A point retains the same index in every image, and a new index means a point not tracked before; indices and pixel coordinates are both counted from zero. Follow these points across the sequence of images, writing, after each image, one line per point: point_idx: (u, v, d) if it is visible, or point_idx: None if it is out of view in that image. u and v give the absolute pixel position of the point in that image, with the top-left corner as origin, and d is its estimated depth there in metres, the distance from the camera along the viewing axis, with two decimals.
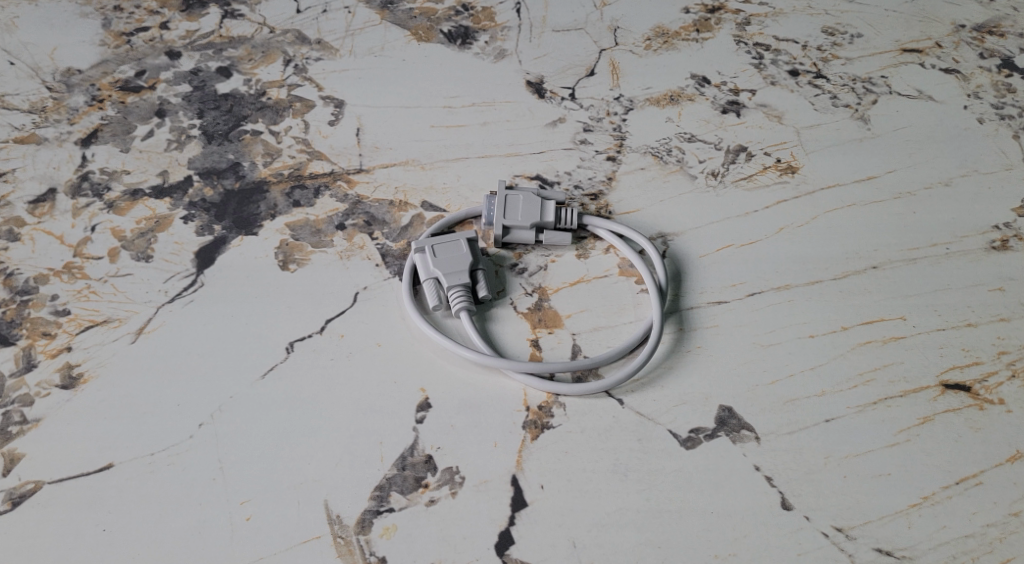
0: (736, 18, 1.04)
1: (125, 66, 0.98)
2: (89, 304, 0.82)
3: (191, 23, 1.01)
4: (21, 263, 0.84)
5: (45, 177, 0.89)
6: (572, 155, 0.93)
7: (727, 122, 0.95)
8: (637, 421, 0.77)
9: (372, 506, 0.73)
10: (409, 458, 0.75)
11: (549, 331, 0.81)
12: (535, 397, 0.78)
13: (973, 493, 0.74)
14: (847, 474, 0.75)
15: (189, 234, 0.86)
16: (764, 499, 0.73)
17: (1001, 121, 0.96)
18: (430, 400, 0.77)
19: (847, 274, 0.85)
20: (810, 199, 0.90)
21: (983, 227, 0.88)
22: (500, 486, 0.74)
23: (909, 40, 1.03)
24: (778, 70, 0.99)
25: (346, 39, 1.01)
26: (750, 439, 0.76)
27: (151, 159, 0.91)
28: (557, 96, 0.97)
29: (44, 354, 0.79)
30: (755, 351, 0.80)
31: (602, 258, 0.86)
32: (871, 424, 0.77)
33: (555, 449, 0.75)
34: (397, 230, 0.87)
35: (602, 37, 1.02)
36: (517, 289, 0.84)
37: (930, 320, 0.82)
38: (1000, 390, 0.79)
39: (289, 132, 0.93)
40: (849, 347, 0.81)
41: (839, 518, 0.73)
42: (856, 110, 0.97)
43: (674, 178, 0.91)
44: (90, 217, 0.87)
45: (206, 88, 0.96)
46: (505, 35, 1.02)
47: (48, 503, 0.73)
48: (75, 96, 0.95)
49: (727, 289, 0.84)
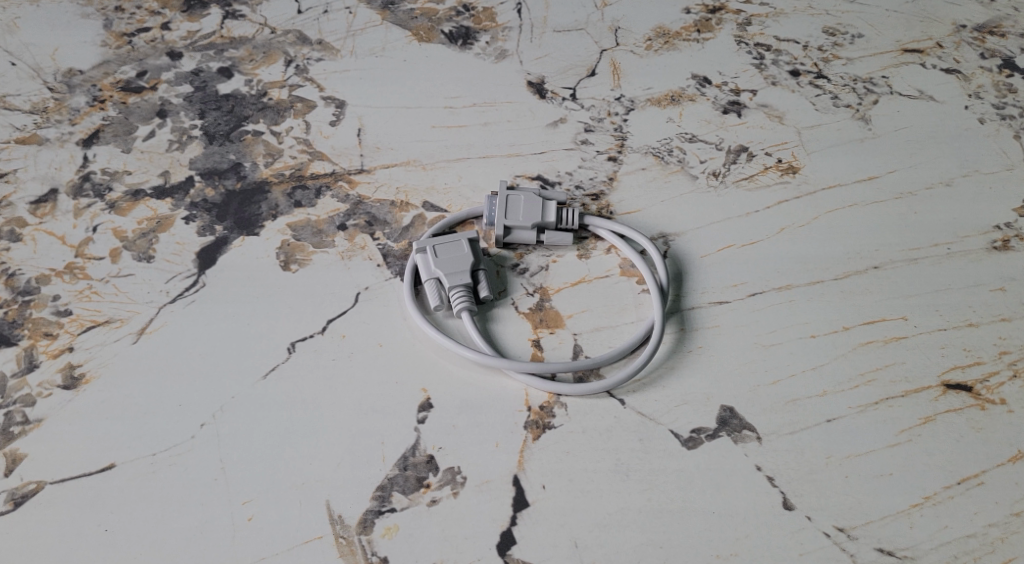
0: (737, 19, 1.04)
1: (127, 67, 0.98)
2: (90, 304, 0.82)
3: (192, 24, 1.02)
4: (23, 264, 0.84)
5: (46, 177, 0.89)
6: (573, 156, 0.93)
7: (728, 122, 0.95)
8: (638, 421, 0.77)
9: (374, 507, 0.73)
10: (411, 458, 0.75)
11: (551, 331, 0.81)
12: (537, 397, 0.78)
13: (975, 493, 0.74)
14: (849, 474, 0.75)
15: (191, 234, 0.86)
16: (766, 499, 0.73)
17: (1002, 121, 0.96)
18: (432, 400, 0.77)
19: (849, 275, 0.85)
20: (811, 199, 0.90)
21: (985, 227, 0.88)
22: (502, 486, 0.74)
23: (910, 40, 1.03)
24: (779, 70, 0.99)
25: (347, 40, 1.01)
26: (752, 439, 0.76)
27: (153, 159, 0.91)
28: (558, 96, 0.97)
29: (46, 355, 0.79)
30: (756, 352, 0.80)
31: (604, 259, 0.86)
32: (872, 424, 0.77)
33: (557, 449, 0.75)
34: (398, 230, 0.87)
35: (603, 37, 1.02)
36: (519, 289, 0.84)
37: (932, 321, 0.82)
38: (1002, 390, 0.79)
39: (290, 132, 0.93)
40: (850, 348, 0.81)
41: (841, 518, 0.73)
42: (857, 111, 0.97)
43: (676, 178, 0.91)
44: (91, 217, 0.87)
45: (208, 89, 0.96)
46: (506, 35, 1.02)
47: (50, 503, 0.73)
48: (77, 97, 0.95)
49: (728, 290, 0.84)
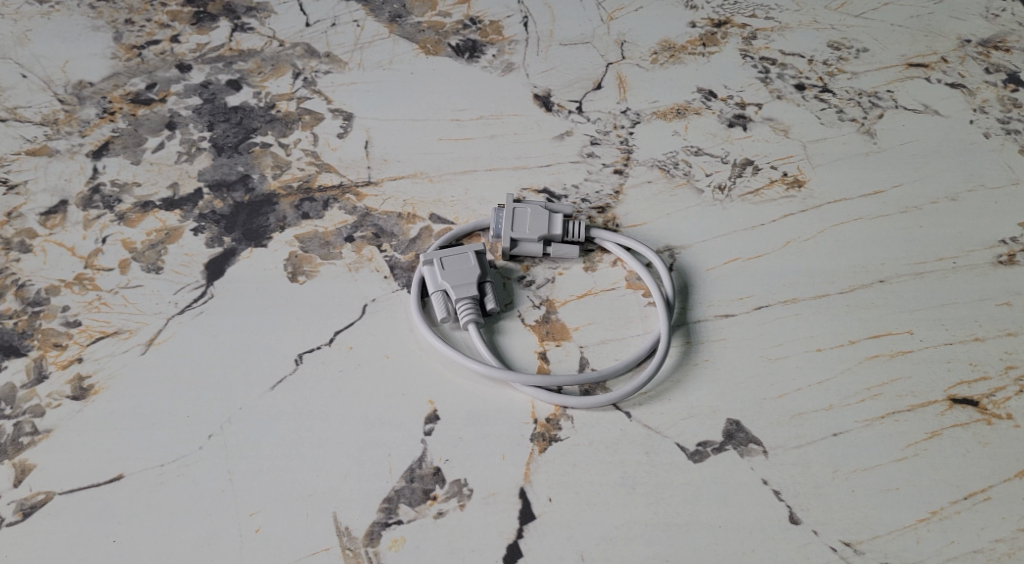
0: (742, 33, 1.04)
1: (136, 79, 0.99)
2: (99, 315, 0.82)
3: (202, 36, 1.02)
4: (32, 275, 0.85)
5: (56, 189, 0.90)
6: (579, 169, 0.93)
7: (733, 136, 0.96)
8: (644, 434, 0.77)
9: (381, 519, 0.73)
10: (417, 470, 0.75)
11: (557, 344, 0.82)
12: (543, 410, 0.78)
13: (982, 509, 0.74)
14: (855, 489, 0.75)
15: (199, 246, 0.87)
16: (772, 513, 0.74)
17: (1008, 136, 0.97)
18: (438, 412, 0.78)
19: (854, 288, 0.85)
20: (816, 213, 0.90)
21: (990, 242, 0.88)
22: (508, 499, 0.74)
23: (915, 54, 1.03)
24: (783, 84, 1.00)
25: (355, 52, 1.02)
26: (758, 453, 0.76)
27: (162, 171, 0.92)
28: (564, 110, 0.98)
29: (55, 366, 0.80)
30: (762, 366, 0.80)
31: (610, 271, 0.86)
32: (878, 438, 0.77)
33: (563, 462, 0.75)
34: (405, 242, 0.87)
35: (610, 51, 1.03)
36: (525, 302, 0.84)
37: (937, 335, 0.82)
38: (1008, 405, 0.79)
39: (298, 144, 0.94)
40: (856, 362, 0.81)
41: (848, 533, 0.73)
42: (862, 124, 0.97)
43: (681, 192, 0.92)
44: (100, 228, 0.88)
45: (216, 101, 0.97)
46: (513, 49, 1.02)
47: (58, 514, 0.73)
48: (87, 109, 0.96)
49: (734, 302, 0.84)
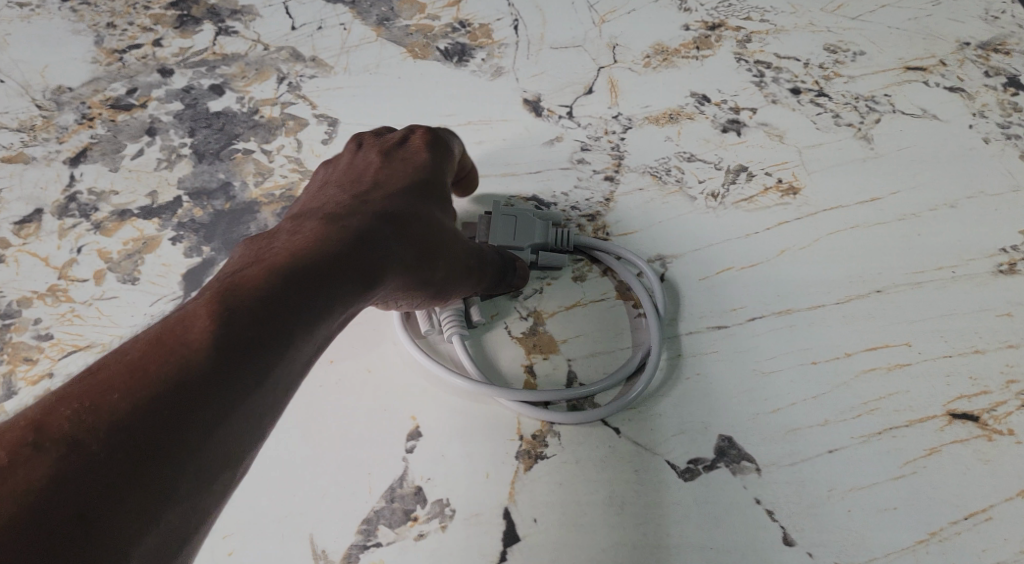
0: (737, 36, 1.02)
1: (117, 84, 0.96)
2: (72, 328, 0.80)
3: (185, 40, 1.00)
4: (5, 286, 0.82)
5: (31, 197, 0.88)
6: (569, 175, 0.91)
7: (727, 142, 0.93)
8: (633, 451, 0.74)
9: (359, 541, 0.71)
10: (397, 490, 0.73)
11: (545, 357, 0.80)
12: (529, 426, 0.75)
13: (982, 529, 0.72)
14: (851, 509, 0.72)
15: (177, 256, 0.85)
16: (765, 535, 0.71)
17: (1008, 141, 0.94)
18: (420, 429, 0.75)
19: (851, 299, 0.83)
20: (811, 221, 0.88)
21: (989, 250, 0.86)
22: (492, 519, 0.72)
23: (913, 57, 1.00)
24: (779, 88, 0.97)
25: (341, 56, 1.00)
26: (751, 471, 0.73)
27: (141, 179, 0.89)
28: (555, 114, 0.95)
29: (26, 381, 0.77)
30: (756, 379, 0.78)
31: (600, 281, 0.84)
32: (875, 456, 0.74)
33: (549, 481, 0.73)
34: None
35: (601, 54, 1.00)
36: (513, 313, 0.82)
37: (936, 347, 0.80)
38: (1010, 420, 0.76)
39: (281, 150, 0.92)
40: (853, 375, 0.78)
41: (842, 555, 0.71)
42: (858, 129, 0.95)
43: (674, 199, 0.89)
44: (76, 238, 0.85)
45: (198, 107, 0.95)
46: (502, 52, 1.00)
47: None
48: (65, 114, 0.94)
49: (727, 314, 0.82)
